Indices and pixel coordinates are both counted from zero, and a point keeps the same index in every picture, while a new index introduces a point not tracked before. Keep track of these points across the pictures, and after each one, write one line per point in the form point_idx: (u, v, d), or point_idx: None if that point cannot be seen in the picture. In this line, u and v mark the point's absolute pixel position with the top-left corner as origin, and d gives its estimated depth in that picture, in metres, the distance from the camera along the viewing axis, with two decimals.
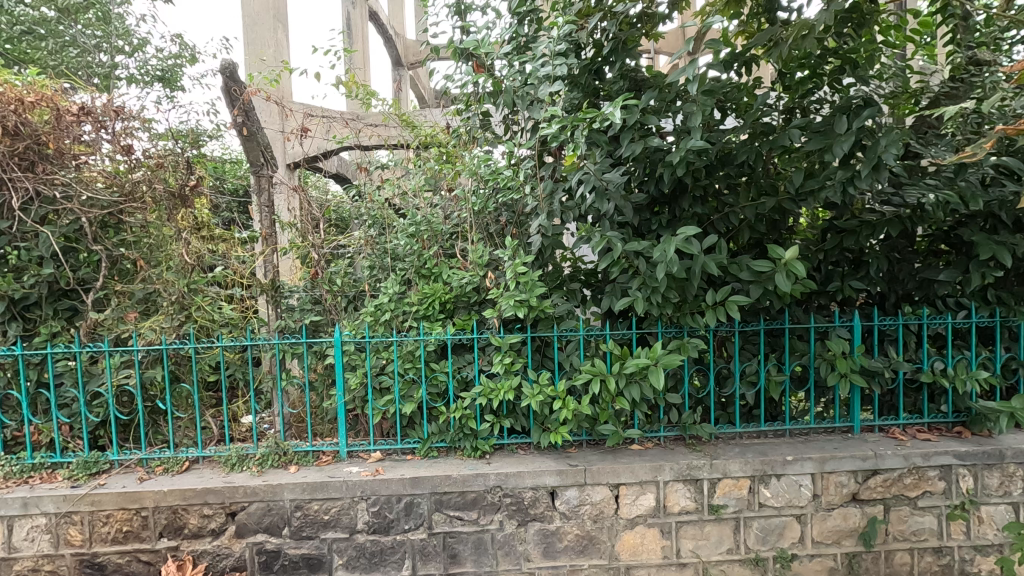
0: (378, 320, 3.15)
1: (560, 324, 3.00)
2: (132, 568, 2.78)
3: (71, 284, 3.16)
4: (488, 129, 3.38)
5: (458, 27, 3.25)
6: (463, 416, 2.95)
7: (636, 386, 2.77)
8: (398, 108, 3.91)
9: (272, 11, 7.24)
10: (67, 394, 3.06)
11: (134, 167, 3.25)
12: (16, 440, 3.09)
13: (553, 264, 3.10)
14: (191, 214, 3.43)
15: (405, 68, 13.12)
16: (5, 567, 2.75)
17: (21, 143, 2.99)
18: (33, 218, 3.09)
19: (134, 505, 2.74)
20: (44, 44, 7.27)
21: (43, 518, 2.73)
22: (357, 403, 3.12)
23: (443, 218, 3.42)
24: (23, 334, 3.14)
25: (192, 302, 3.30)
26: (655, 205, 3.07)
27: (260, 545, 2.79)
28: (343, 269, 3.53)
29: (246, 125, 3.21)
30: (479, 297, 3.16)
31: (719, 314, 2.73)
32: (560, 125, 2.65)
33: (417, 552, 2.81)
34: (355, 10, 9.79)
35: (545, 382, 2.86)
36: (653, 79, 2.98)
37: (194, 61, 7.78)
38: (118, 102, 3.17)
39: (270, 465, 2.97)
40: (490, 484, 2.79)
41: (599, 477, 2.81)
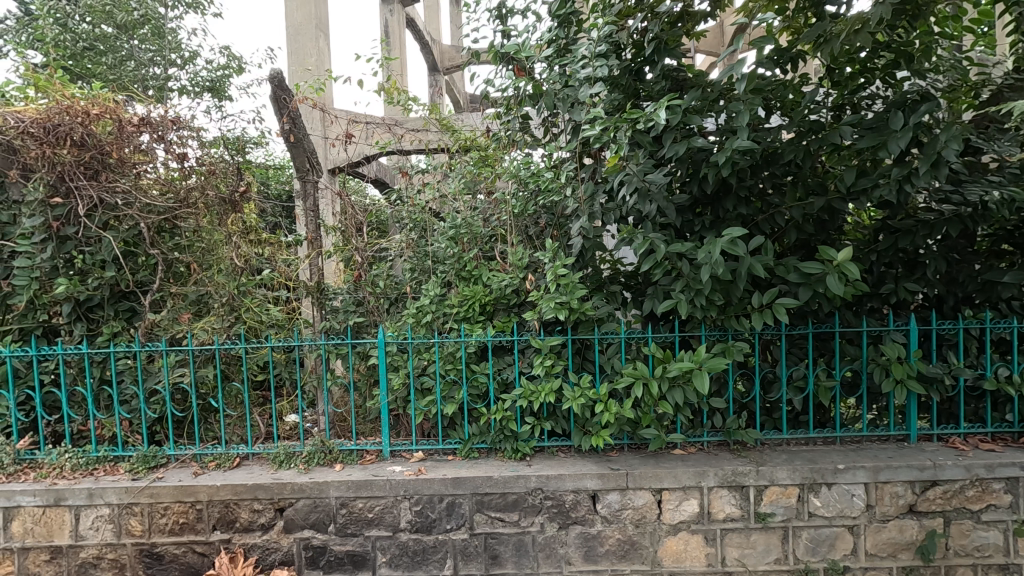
0: (420, 321, 3.20)
1: (601, 326, 2.98)
2: (187, 559, 2.89)
3: (130, 286, 3.33)
4: (527, 132, 3.40)
5: (499, 31, 3.28)
6: (504, 417, 2.97)
7: (679, 390, 2.73)
8: (437, 112, 3.96)
9: (314, 21, 7.42)
10: (128, 391, 3.22)
11: (188, 174, 3.39)
12: (82, 434, 3.26)
13: (593, 266, 3.08)
14: (240, 218, 3.61)
15: (441, 73, 13.33)
16: (72, 554, 2.90)
17: (87, 153, 3.17)
18: (97, 224, 3.26)
19: (189, 498, 2.85)
20: (104, 59, 7.65)
21: (106, 509, 2.87)
22: (400, 403, 3.17)
23: (482, 222, 3.47)
24: (87, 333, 3.32)
25: (242, 303, 3.47)
26: (697, 205, 3.01)
27: (307, 541, 2.86)
28: (385, 271, 3.60)
29: (293, 132, 3.30)
30: (519, 299, 3.17)
31: (766, 317, 2.67)
32: (603, 127, 2.64)
33: (459, 552, 2.83)
34: (393, 18, 10.01)
35: (586, 385, 2.85)
36: (695, 79, 2.94)
37: (241, 72, 8.10)
38: (173, 113, 3.34)
39: (316, 462, 3.04)
40: (531, 486, 2.80)
41: (641, 481, 2.78)
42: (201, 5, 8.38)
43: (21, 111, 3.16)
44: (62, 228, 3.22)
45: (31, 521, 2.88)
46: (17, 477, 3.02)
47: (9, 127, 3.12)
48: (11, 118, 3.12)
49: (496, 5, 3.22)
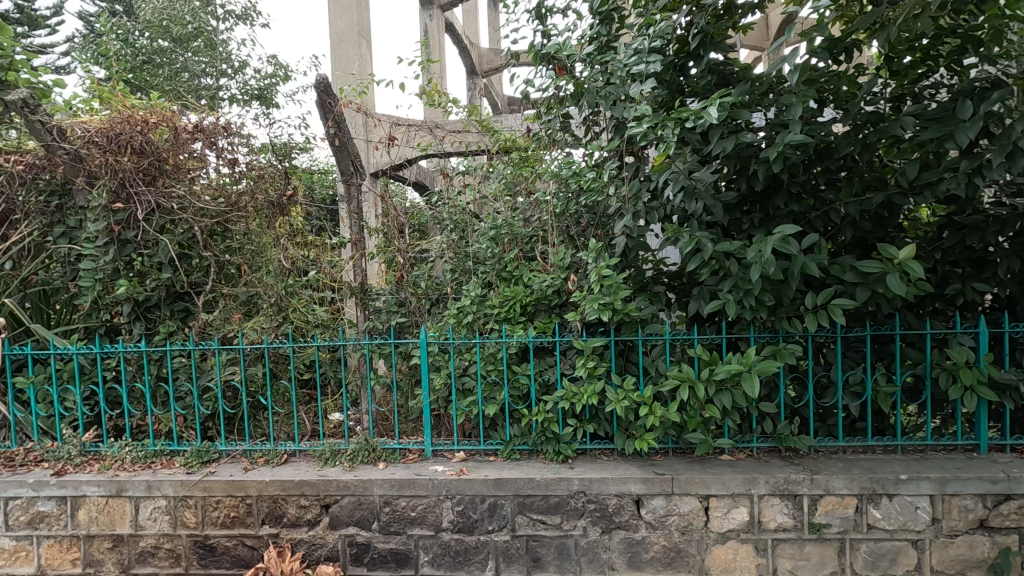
0: (461, 322, 3.23)
1: (645, 327, 2.92)
2: (238, 552, 2.98)
3: (185, 287, 3.48)
4: (568, 131, 3.33)
5: (539, 31, 3.25)
6: (546, 419, 2.93)
7: (727, 394, 2.64)
8: (476, 114, 4.01)
9: (357, 28, 7.58)
10: (183, 388, 3.34)
11: (238, 179, 3.54)
12: (140, 428, 3.42)
13: (636, 266, 3.03)
14: (288, 221, 3.72)
15: (479, 76, 13.44)
16: (132, 544, 3.02)
17: (146, 160, 3.32)
18: (155, 227, 3.41)
19: (240, 492, 2.94)
20: (161, 71, 8.04)
21: (163, 501, 2.99)
22: (441, 403, 3.19)
23: (523, 222, 3.46)
24: (145, 332, 3.48)
25: (289, 303, 3.56)
26: (745, 203, 2.92)
27: (351, 538, 2.90)
28: (427, 272, 3.64)
29: (338, 135, 3.37)
30: (560, 300, 3.15)
31: (820, 319, 2.55)
32: (649, 124, 2.57)
33: (501, 554, 2.82)
34: (432, 22, 10.14)
35: (630, 387, 2.79)
36: (743, 72, 2.86)
37: (287, 80, 8.36)
38: (224, 120, 3.48)
39: (360, 460, 3.08)
40: (574, 489, 2.76)
41: (688, 487, 2.70)
42: (250, 17, 8.70)
43: (87, 121, 3.36)
44: (123, 232, 3.38)
45: (95, 510, 3.02)
46: (82, 468, 3.17)
47: (76, 137, 3.32)
48: (79, 130, 3.32)
49: (536, 4, 3.19)
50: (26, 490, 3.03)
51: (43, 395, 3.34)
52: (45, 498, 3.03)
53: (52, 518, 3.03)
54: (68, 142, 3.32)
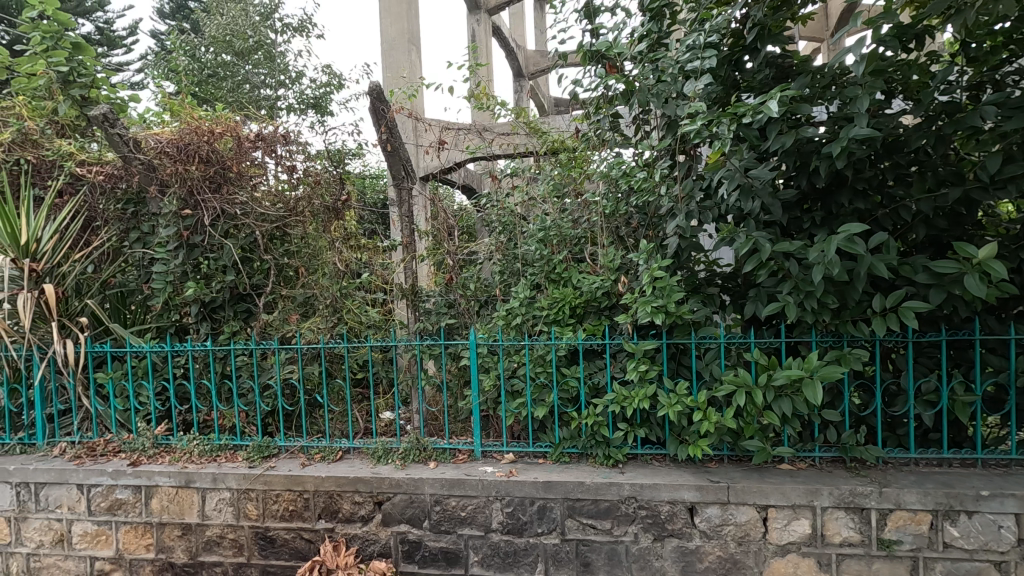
0: (510, 324, 3.24)
1: (699, 330, 2.84)
2: (296, 544, 3.08)
3: (247, 289, 3.65)
4: (618, 131, 3.28)
5: (588, 30, 3.21)
6: (595, 423, 2.90)
7: (787, 400, 2.54)
8: (524, 116, 4.05)
9: (406, 35, 7.75)
10: (245, 385, 3.50)
11: (296, 185, 3.71)
12: (207, 423, 3.61)
13: (688, 267, 2.95)
14: (342, 225, 3.86)
15: (526, 78, 13.48)
16: (199, 533, 3.18)
17: (212, 168, 3.51)
18: (220, 232, 3.59)
19: (298, 487, 3.05)
20: (225, 84, 8.48)
21: (227, 492, 3.13)
22: (491, 404, 3.20)
23: (572, 223, 3.44)
24: (211, 332, 3.66)
25: (343, 305, 3.70)
26: (806, 201, 2.79)
27: (403, 535, 2.96)
28: (475, 274, 3.68)
29: (390, 141, 3.46)
30: (610, 302, 3.11)
31: (889, 323, 2.41)
32: (704, 121, 2.50)
33: (550, 557, 2.81)
34: (479, 27, 10.25)
35: (683, 392, 2.72)
36: (803, 65, 2.75)
37: (341, 88, 8.64)
38: (283, 129, 3.66)
39: (412, 459, 3.13)
40: (625, 494, 2.71)
41: (744, 496, 2.61)
42: (306, 29, 9.04)
43: (160, 133, 3.59)
44: (191, 237, 3.57)
45: (167, 499, 3.19)
46: (155, 459, 3.36)
47: (150, 148, 3.54)
48: (152, 141, 3.53)
49: (584, 3, 3.16)
50: (106, 479, 3.24)
51: (120, 389, 3.56)
52: (123, 486, 3.23)
53: (128, 505, 3.23)
54: (142, 152, 3.54)
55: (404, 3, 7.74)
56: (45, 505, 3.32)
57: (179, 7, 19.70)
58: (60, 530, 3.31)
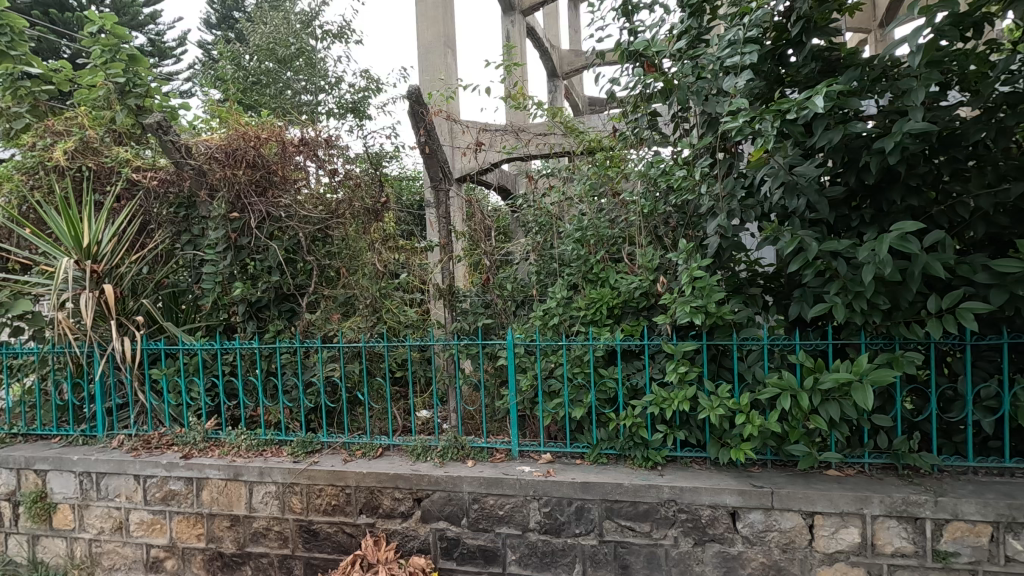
0: (547, 324, 3.25)
1: (740, 331, 2.78)
2: (338, 538, 3.15)
3: (292, 289, 3.77)
4: (656, 129, 3.24)
5: (626, 28, 3.18)
6: (634, 424, 2.86)
7: (834, 404, 2.46)
8: (561, 115, 4.04)
9: (442, 38, 7.83)
10: (290, 382, 3.61)
11: (336, 188, 3.81)
12: (253, 418, 3.73)
13: (729, 267, 2.90)
14: (381, 227, 3.94)
15: (560, 78, 13.45)
16: (246, 524, 3.29)
17: (258, 172, 3.65)
18: (266, 234, 3.71)
19: (340, 482, 3.13)
20: (268, 90, 8.76)
21: (273, 486, 3.24)
22: (528, 404, 3.21)
23: (609, 223, 3.41)
24: (257, 330, 3.79)
25: (383, 305, 3.75)
26: (854, 198, 2.70)
27: (442, 532, 3.00)
28: (512, 275, 3.70)
29: (428, 143, 3.51)
30: (648, 302, 3.07)
31: (946, 325, 2.30)
32: (746, 118, 2.44)
33: (588, 558, 2.80)
34: (513, 28, 10.26)
35: (725, 394, 2.67)
36: (851, 57, 2.66)
37: (378, 92, 8.81)
38: (325, 133, 3.78)
39: (450, 457, 3.17)
40: (664, 497, 2.68)
41: (789, 502, 2.54)
42: (345, 35, 9.25)
43: (209, 139, 3.74)
44: (239, 239, 3.70)
45: (216, 491, 3.32)
46: (205, 452, 3.49)
47: (200, 153, 3.69)
48: (203, 147, 3.68)
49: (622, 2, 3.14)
50: (161, 470, 3.39)
51: (173, 385, 3.72)
52: (176, 478, 3.38)
53: (181, 496, 3.38)
54: (193, 158, 3.69)
55: (439, 7, 7.83)
56: (105, 494, 3.50)
57: (224, 18, 20.44)
58: (119, 518, 3.48)
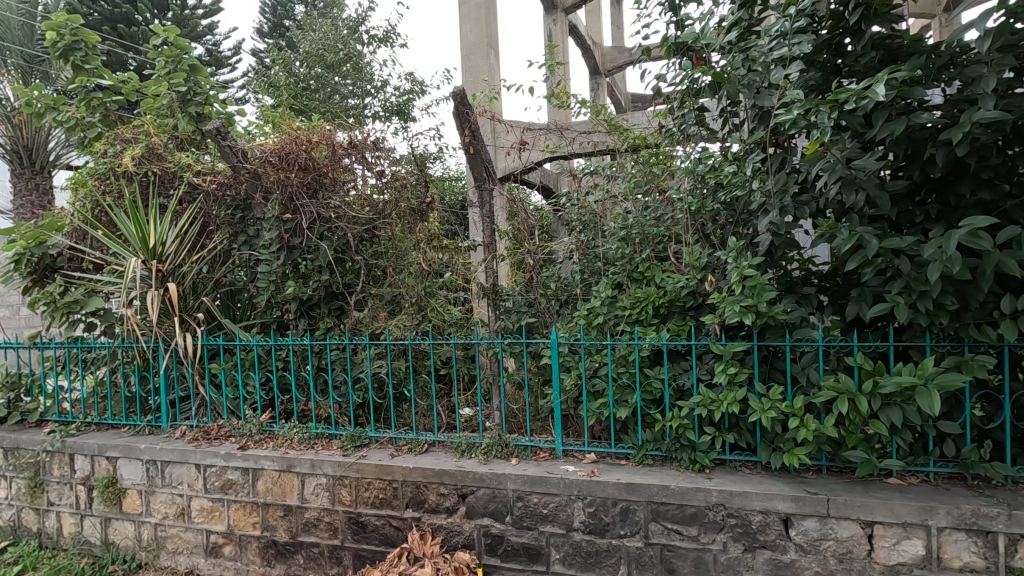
0: (591, 323, 3.22)
1: (793, 332, 2.69)
2: (385, 531, 3.23)
3: (341, 288, 3.89)
4: (703, 125, 3.17)
5: (673, 22, 3.12)
6: (681, 426, 2.81)
7: (896, 409, 2.34)
8: (605, 113, 4.01)
9: (485, 39, 7.89)
10: (339, 378, 3.72)
11: (384, 189, 3.91)
12: (305, 412, 3.87)
13: (781, 265, 2.81)
14: (426, 227, 4.00)
15: (603, 75, 13.32)
16: (299, 514, 3.41)
17: (309, 175, 3.78)
18: (316, 235, 3.84)
19: (387, 476, 3.20)
20: (317, 95, 9.04)
21: (324, 478, 3.34)
22: (572, 403, 3.20)
23: (655, 221, 3.36)
24: (309, 328, 3.92)
25: (427, 303, 3.79)
26: (917, 193, 2.56)
27: (486, 528, 3.02)
28: (556, 274, 3.69)
29: (473, 144, 3.54)
30: (696, 301, 3.01)
31: (1021, 327, 2.17)
32: (801, 110, 2.36)
33: (633, 560, 2.77)
34: (555, 26, 10.22)
35: (777, 397, 2.58)
36: (914, 44, 2.53)
37: (423, 94, 8.95)
38: (372, 136, 3.88)
39: (494, 455, 3.20)
40: (713, 501, 2.62)
41: (846, 510, 2.44)
42: (391, 39, 9.44)
43: (264, 144, 3.89)
44: (291, 239, 3.83)
45: (271, 481, 3.46)
46: (261, 443, 3.64)
47: (256, 157, 3.85)
48: (257, 151, 3.84)
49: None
50: (219, 460, 3.56)
51: (230, 379, 3.90)
52: (233, 468, 3.53)
53: (238, 485, 3.53)
54: (249, 162, 3.86)
55: (482, 9, 7.89)
56: (169, 481, 3.70)
57: (276, 26, 21.22)
58: (181, 504, 3.67)
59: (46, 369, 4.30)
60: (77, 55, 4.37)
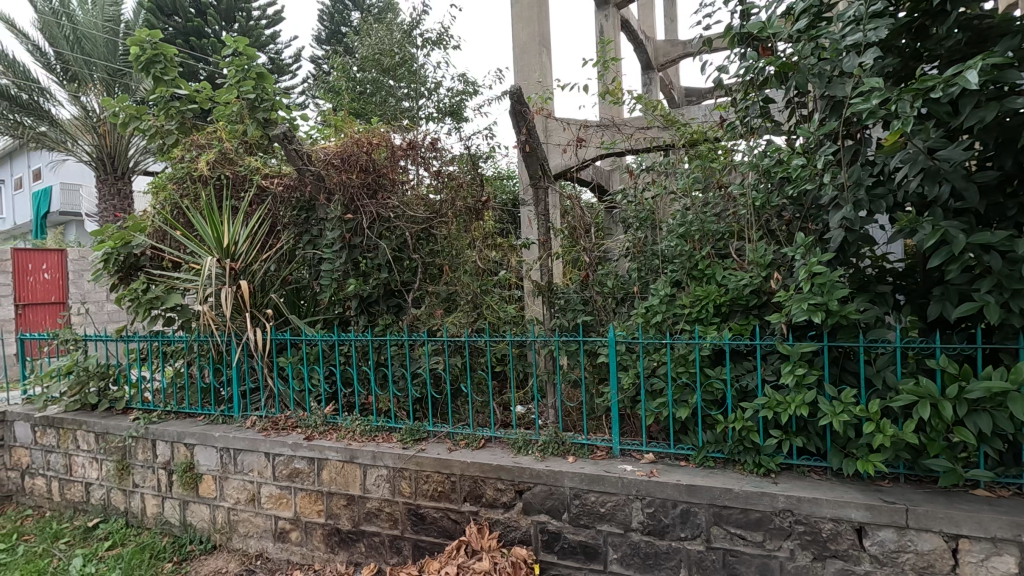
0: (650, 321, 3.17)
1: (868, 332, 2.55)
2: (443, 523, 3.30)
3: (399, 286, 3.99)
4: (769, 118, 3.05)
5: (737, 11, 3.02)
6: (744, 428, 2.73)
7: (985, 415, 2.20)
8: (661, 108, 3.94)
9: (537, 38, 7.90)
10: (398, 373, 3.83)
11: (440, 189, 3.98)
12: (366, 405, 3.99)
13: (853, 263, 2.68)
14: (482, 225, 4.05)
15: (656, 70, 13.05)
16: (361, 504, 3.53)
17: (370, 176, 3.90)
18: (376, 234, 3.95)
19: (446, 470, 3.27)
20: (374, 98, 9.31)
21: (384, 470, 3.45)
22: (629, 402, 3.16)
23: (715, 218, 3.27)
24: (369, 324, 4.05)
25: (483, 301, 3.84)
26: (1009, 184, 2.38)
27: (543, 525, 3.04)
28: (612, 272, 3.66)
29: (529, 142, 3.55)
30: (760, 300, 2.91)
31: None
32: (879, 99, 2.23)
33: (694, 563, 2.71)
34: (608, 22, 10.09)
35: (850, 400, 2.46)
36: (1006, 24, 2.34)
37: (475, 95, 9.05)
38: (428, 137, 3.97)
39: (551, 452, 3.20)
40: (779, 507, 2.53)
41: (927, 522, 2.30)
42: (444, 41, 9.60)
43: (327, 147, 4.04)
44: (352, 239, 3.97)
45: (335, 471, 3.60)
46: (325, 435, 3.79)
47: (319, 160, 4.01)
48: (321, 154, 4.01)
49: None
50: (287, 449, 3.73)
51: (297, 372, 4.08)
52: (300, 457, 3.69)
53: (304, 474, 3.69)
54: (313, 165, 4.02)
55: (534, 8, 7.90)
56: (241, 468, 3.91)
57: (333, 34, 21.98)
58: (252, 490, 3.87)
59: (131, 360, 4.63)
60: (157, 68, 4.68)
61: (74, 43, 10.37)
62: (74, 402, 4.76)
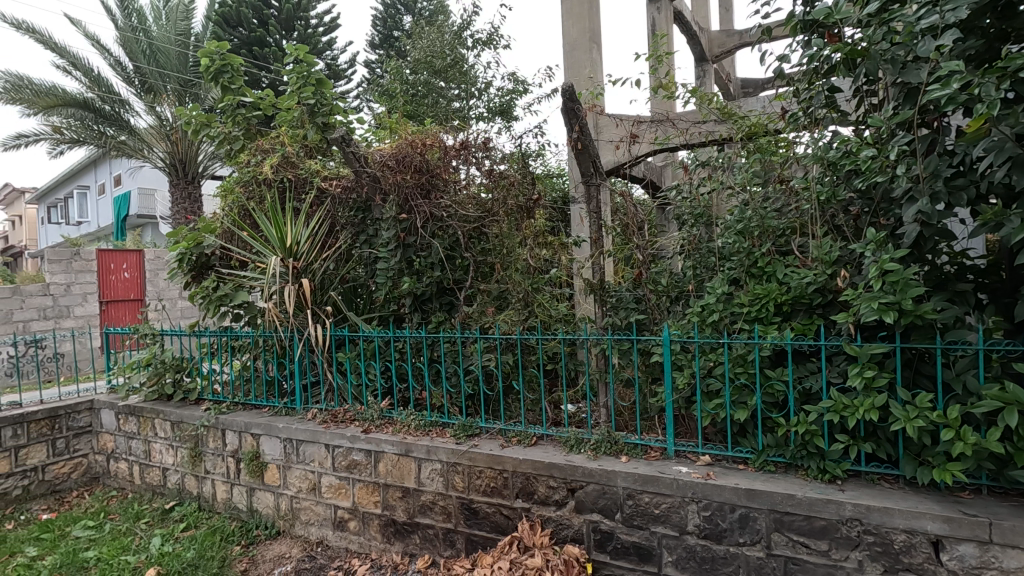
0: (706, 320, 3.10)
1: (946, 333, 2.40)
2: (496, 518, 3.33)
3: (451, 284, 4.06)
4: (835, 108, 2.91)
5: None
6: (808, 432, 2.62)
7: None
8: (716, 101, 3.84)
9: (587, 34, 7.83)
10: (451, 369, 3.90)
11: (492, 188, 4.02)
12: (420, 401, 4.09)
13: (929, 260, 2.52)
14: (533, 224, 4.06)
15: (710, 62, 12.67)
16: (416, 496, 3.62)
17: (423, 176, 3.98)
18: (429, 233, 4.04)
19: (499, 466, 3.30)
20: (426, 99, 9.49)
21: (438, 464, 3.52)
22: (684, 403, 3.09)
23: (776, 213, 3.15)
24: (422, 321, 4.14)
25: (535, 299, 3.85)
26: None
27: (596, 524, 3.02)
28: (666, 270, 3.61)
29: (580, 140, 3.52)
30: (824, 299, 2.79)
31: None
32: (959, 83, 2.10)
33: (754, 569, 2.63)
34: (660, 15, 9.88)
35: (925, 405, 2.32)
36: None
37: (524, 94, 9.07)
38: (479, 137, 4.02)
39: (603, 451, 3.17)
40: (846, 515, 2.42)
41: (1014, 538, 2.14)
42: (494, 41, 9.66)
43: (383, 149, 4.16)
44: (407, 238, 4.08)
45: (391, 463, 3.70)
46: (381, 428, 3.91)
47: (375, 161, 4.13)
48: (377, 156, 4.13)
49: None
50: (345, 441, 3.87)
51: (355, 367, 4.22)
52: (358, 449, 3.82)
53: (362, 466, 3.82)
54: (369, 166, 4.14)
55: (585, 3, 7.83)
56: (303, 458, 4.08)
57: (385, 38, 22.53)
58: (313, 480, 4.04)
59: (202, 354, 4.91)
60: (225, 77, 4.95)
61: (150, 58, 11.20)
62: (152, 392, 5.09)
